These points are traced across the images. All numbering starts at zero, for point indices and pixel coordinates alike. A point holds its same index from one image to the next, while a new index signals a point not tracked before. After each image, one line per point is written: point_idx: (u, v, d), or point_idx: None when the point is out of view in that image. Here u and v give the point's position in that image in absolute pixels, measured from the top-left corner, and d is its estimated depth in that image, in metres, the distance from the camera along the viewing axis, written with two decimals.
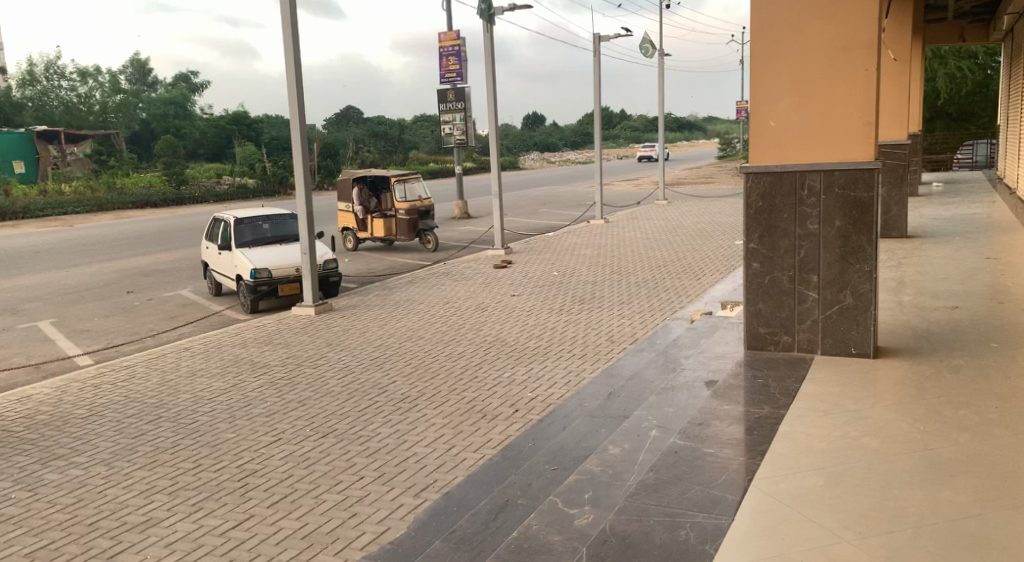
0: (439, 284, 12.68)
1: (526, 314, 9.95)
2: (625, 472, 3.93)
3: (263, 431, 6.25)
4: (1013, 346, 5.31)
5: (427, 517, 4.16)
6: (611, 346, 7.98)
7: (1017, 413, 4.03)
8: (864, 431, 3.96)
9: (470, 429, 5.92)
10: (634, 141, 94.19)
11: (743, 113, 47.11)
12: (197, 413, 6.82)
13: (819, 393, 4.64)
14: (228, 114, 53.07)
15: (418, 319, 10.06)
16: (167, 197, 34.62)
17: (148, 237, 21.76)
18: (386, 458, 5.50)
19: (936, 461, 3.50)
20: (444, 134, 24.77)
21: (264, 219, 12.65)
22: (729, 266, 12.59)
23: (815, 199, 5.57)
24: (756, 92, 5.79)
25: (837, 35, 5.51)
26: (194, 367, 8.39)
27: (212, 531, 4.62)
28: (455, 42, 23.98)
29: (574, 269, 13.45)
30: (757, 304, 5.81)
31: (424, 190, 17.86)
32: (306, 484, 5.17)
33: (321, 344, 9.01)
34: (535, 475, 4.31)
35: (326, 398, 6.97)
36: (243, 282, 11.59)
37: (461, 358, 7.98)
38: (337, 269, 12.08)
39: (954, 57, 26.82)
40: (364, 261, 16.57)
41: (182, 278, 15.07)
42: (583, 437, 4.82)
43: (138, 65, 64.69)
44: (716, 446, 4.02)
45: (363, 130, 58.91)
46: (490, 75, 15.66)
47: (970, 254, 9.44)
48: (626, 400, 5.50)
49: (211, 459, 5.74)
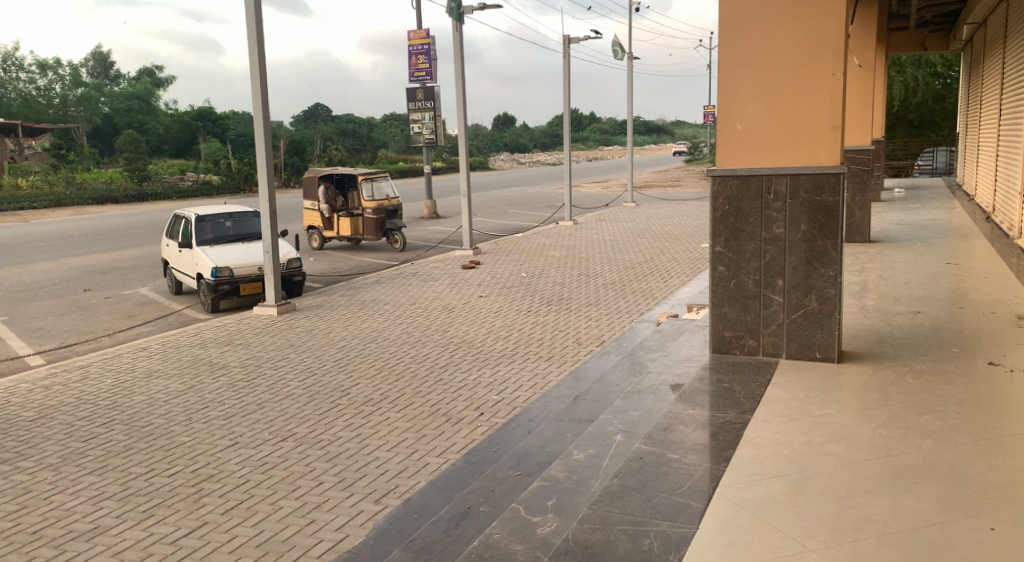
0: (405, 284, 12.54)
1: (493, 315, 9.87)
2: (589, 478, 3.86)
3: (220, 434, 6.08)
4: (974, 351, 5.36)
5: (386, 525, 4.06)
6: (578, 349, 7.92)
7: (978, 419, 4.05)
8: (828, 436, 3.94)
9: (434, 433, 5.82)
10: (603, 144, 94.68)
11: (711, 117, 47.56)
12: (151, 415, 6.61)
13: (784, 398, 4.62)
14: (192, 110, 52.17)
15: (383, 319, 9.92)
16: (128, 192, 33.90)
17: (107, 234, 21.26)
18: (346, 463, 5.38)
19: (899, 468, 3.49)
20: (413, 133, 24.61)
21: (226, 216, 12.39)
22: (696, 268, 12.64)
23: (782, 203, 5.57)
24: (724, 96, 5.77)
25: (804, 39, 5.53)
26: (151, 368, 8.16)
27: (164, 539, 4.46)
28: (424, 40, 23.82)
29: (541, 270, 13.40)
30: (722, 307, 5.80)
31: (391, 189, 17.67)
32: (263, 490, 5.03)
33: (283, 345, 8.83)
34: (498, 481, 4.23)
35: (286, 401, 6.82)
36: (204, 281, 11.34)
37: (426, 360, 7.86)
38: (300, 268, 11.87)
39: (912, 66, 28.00)
40: (329, 260, 16.37)
41: (141, 276, 14.73)
42: (547, 442, 4.76)
43: (99, 58, 63.24)
44: (680, 452, 3.97)
45: (331, 128, 58.41)
46: (460, 74, 15.56)
47: (931, 260, 9.58)
48: (591, 403, 5.44)
49: (164, 464, 5.56)
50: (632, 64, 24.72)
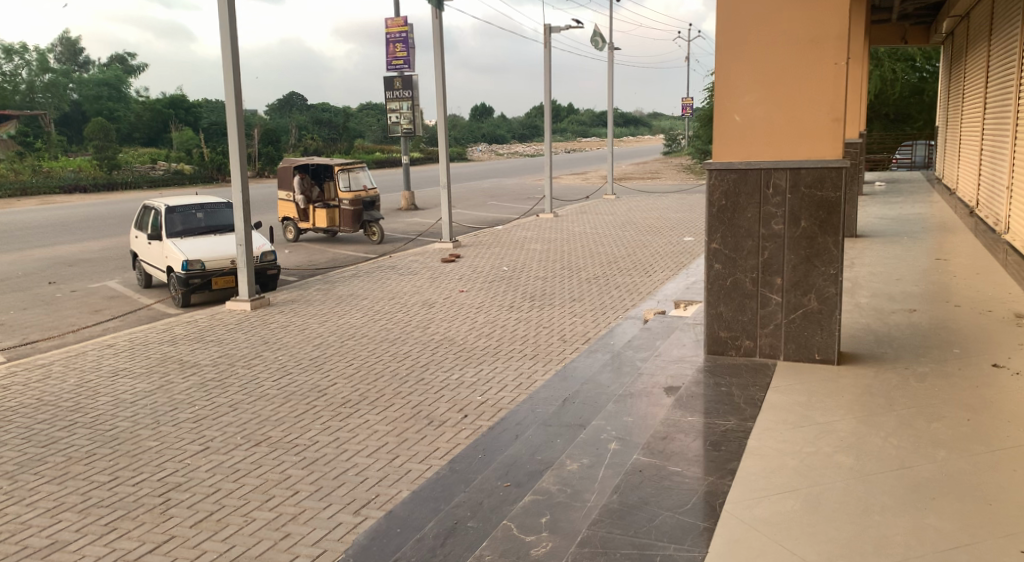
0: (383, 278, 12.22)
1: (474, 311, 9.60)
2: (585, 492, 3.62)
3: (189, 439, 5.75)
4: (975, 352, 5.20)
5: (366, 540, 3.79)
6: (563, 348, 7.69)
7: (989, 426, 3.88)
8: (837, 446, 3.74)
9: (416, 437, 5.56)
10: (581, 136, 94.57)
11: (690, 109, 47.50)
12: (116, 418, 6.26)
13: (785, 404, 4.42)
14: (164, 98, 51.16)
15: (361, 315, 9.62)
16: (97, 181, 33.12)
17: (75, 224, 20.64)
18: (324, 470, 5.09)
19: (913, 483, 3.31)
20: (390, 123, 24.11)
21: (197, 207, 11.97)
22: (680, 262, 12.45)
23: (781, 198, 5.36)
24: (722, 86, 5.54)
25: (807, 27, 5.28)
26: (118, 366, 7.79)
27: (126, 556, 4.13)
28: (402, 28, 23.38)
29: (523, 264, 13.17)
30: (718, 306, 5.59)
31: (369, 180, 17.29)
32: (235, 500, 4.72)
33: (256, 342, 8.49)
34: (486, 493, 3.97)
35: (260, 402, 6.50)
36: (174, 274, 10.93)
37: (407, 359, 7.59)
38: (275, 262, 11.50)
39: (889, 60, 28.36)
40: (305, 253, 15.98)
41: (110, 269, 14.23)
42: (537, 449, 4.50)
43: (68, 44, 61.82)
44: (681, 464, 3.75)
45: (306, 117, 57.63)
46: (439, 63, 15.21)
47: (919, 255, 9.48)
48: (581, 406, 5.19)
49: (129, 472, 5.22)
50: (612, 55, 24.48)
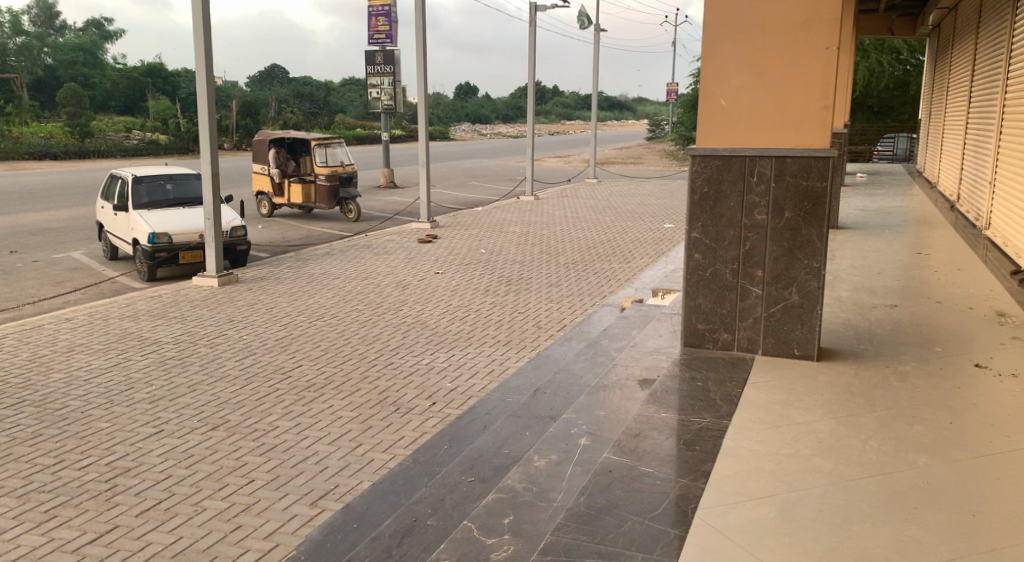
0: (357, 257, 11.95)
1: (449, 294, 9.37)
2: (552, 491, 3.44)
3: (142, 420, 5.49)
4: (957, 351, 5.08)
5: (320, 536, 3.58)
6: (538, 335, 7.51)
7: (972, 431, 3.75)
8: (815, 448, 3.59)
9: (381, 425, 5.35)
10: (565, 118, 94.27)
11: (674, 95, 47.35)
12: (67, 396, 5.98)
13: (762, 401, 4.26)
14: (142, 66, 50.15)
15: (332, 295, 9.35)
16: (69, 148, 32.37)
17: (42, 191, 20.11)
18: (283, 458, 4.87)
19: (893, 491, 3.17)
20: (371, 98, 23.69)
21: (166, 178, 11.59)
22: (659, 249, 12.30)
23: (765, 187, 5.18)
24: (708, 67, 5.33)
25: (796, 8, 5.09)
26: (74, 341, 7.48)
27: (65, 547, 3.88)
28: (385, 2, 22.84)
29: (501, 246, 12.95)
30: (697, 298, 5.43)
31: (346, 155, 16.92)
32: (187, 488, 4.48)
33: (222, 320, 8.21)
34: (448, 489, 3.76)
35: (220, 383, 6.24)
36: (140, 247, 10.60)
37: (376, 342, 7.36)
38: (245, 237, 11.18)
39: (876, 51, 27.99)
40: (279, 228, 15.64)
41: (75, 239, 13.79)
42: (504, 442, 4.31)
43: (43, 6, 60.21)
44: (653, 464, 3.58)
45: (287, 91, 56.78)
46: (421, 39, 14.84)
47: (900, 249, 9.38)
48: (553, 397, 5.00)
49: (76, 455, 4.96)
50: (598, 37, 24.21)
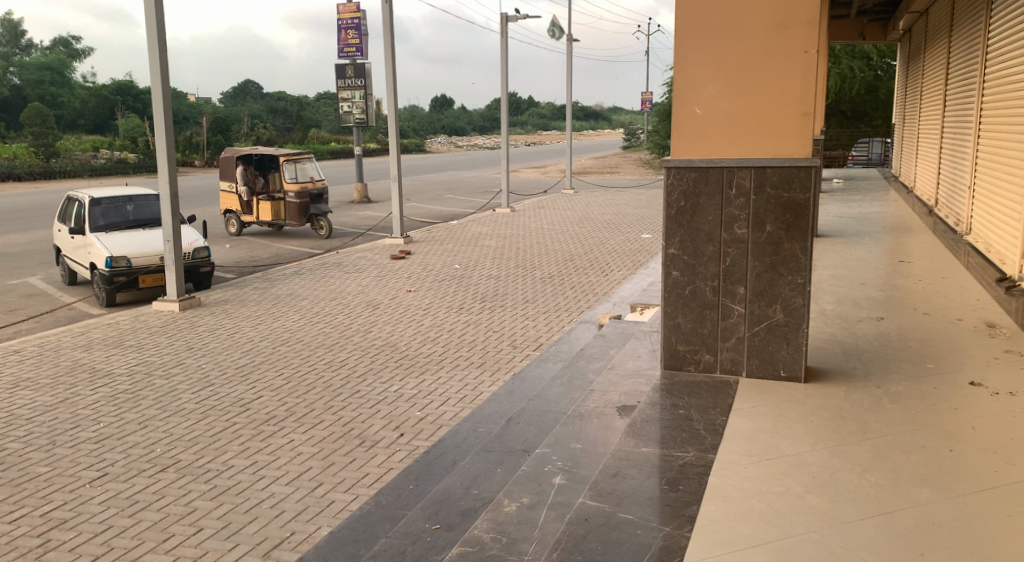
0: (327, 276, 11.57)
1: (421, 313, 9.03)
2: (523, 542, 3.12)
3: (85, 464, 5.09)
4: (949, 368, 4.83)
5: None
6: (513, 355, 7.19)
7: (975, 459, 3.49)
8: (808, 485, 3.30)
9: (345, 461, 5.00)
10: (541, 128, 94.28)
11: (649, 103, 47.42)
12: (7, 438, 5.57)
13: (748, 431, 3.97)
14: (111, 84, 49.43)
15: (298, 317, 8.97)
16: (33, 168, 31.62)
17: (2, 214, 19.47)
18: (236, 502, 4.50)
19: (896, 534, 2.90)
20: (342, 112, 23.29)
21: (126, 199, 11.14)
22: (638, 261, 12.03)
23: (744, 199, 4.92)
24: (681, 75, 5.09)
25: (772, 9, 4.86)
26: (20, 376, 7.04)
27: None
28: (355, 14, 22.48)
29: (477, 261, 12.62)
30: (676, 318, 5.15)
31: (316, 171, 16.50)
32: (128, 541, 4.10)
33: (180, 348, 7.81)
34: (411, 539, 3.41)
35: (173, 419, 5.85)
36: (97, 272, 10.16)
37: (343, 367, 7.01)
38: (208, 258, 10.77)
39: (847, 57, 28.17)
40: (248, 247, 15.20)
41: (32, 264, 13.24)
42: (474, 480, 3.96)
43: (9, 26, 59.12)
44: (634, 509, 3.27)
45: (261, 106, 56.54)
46: (390, 51, 14.53)
47: (881, 257, 9.18)
48: (527, 426, 4.67)
49: (9, 505, 4.56)
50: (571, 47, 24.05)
